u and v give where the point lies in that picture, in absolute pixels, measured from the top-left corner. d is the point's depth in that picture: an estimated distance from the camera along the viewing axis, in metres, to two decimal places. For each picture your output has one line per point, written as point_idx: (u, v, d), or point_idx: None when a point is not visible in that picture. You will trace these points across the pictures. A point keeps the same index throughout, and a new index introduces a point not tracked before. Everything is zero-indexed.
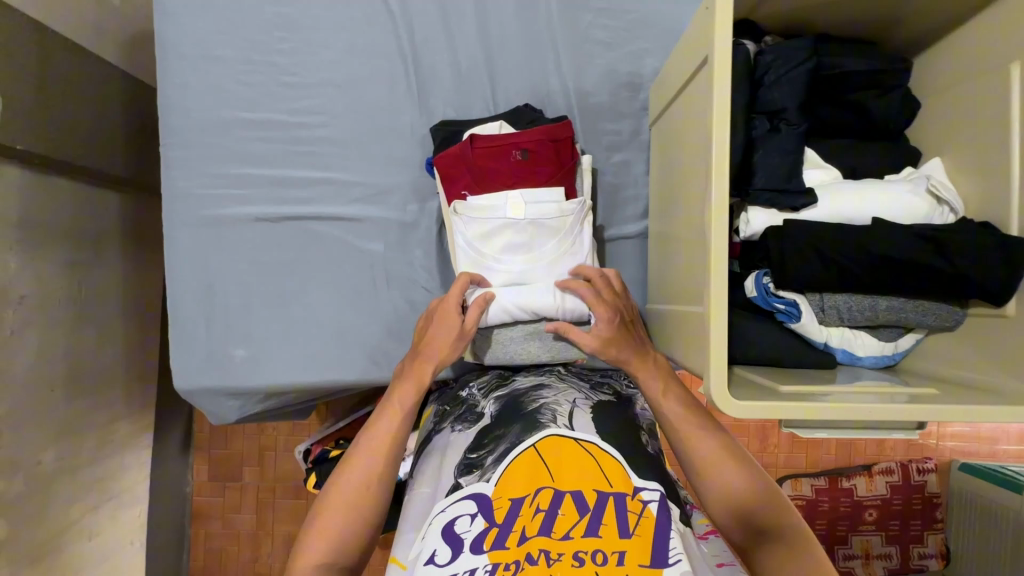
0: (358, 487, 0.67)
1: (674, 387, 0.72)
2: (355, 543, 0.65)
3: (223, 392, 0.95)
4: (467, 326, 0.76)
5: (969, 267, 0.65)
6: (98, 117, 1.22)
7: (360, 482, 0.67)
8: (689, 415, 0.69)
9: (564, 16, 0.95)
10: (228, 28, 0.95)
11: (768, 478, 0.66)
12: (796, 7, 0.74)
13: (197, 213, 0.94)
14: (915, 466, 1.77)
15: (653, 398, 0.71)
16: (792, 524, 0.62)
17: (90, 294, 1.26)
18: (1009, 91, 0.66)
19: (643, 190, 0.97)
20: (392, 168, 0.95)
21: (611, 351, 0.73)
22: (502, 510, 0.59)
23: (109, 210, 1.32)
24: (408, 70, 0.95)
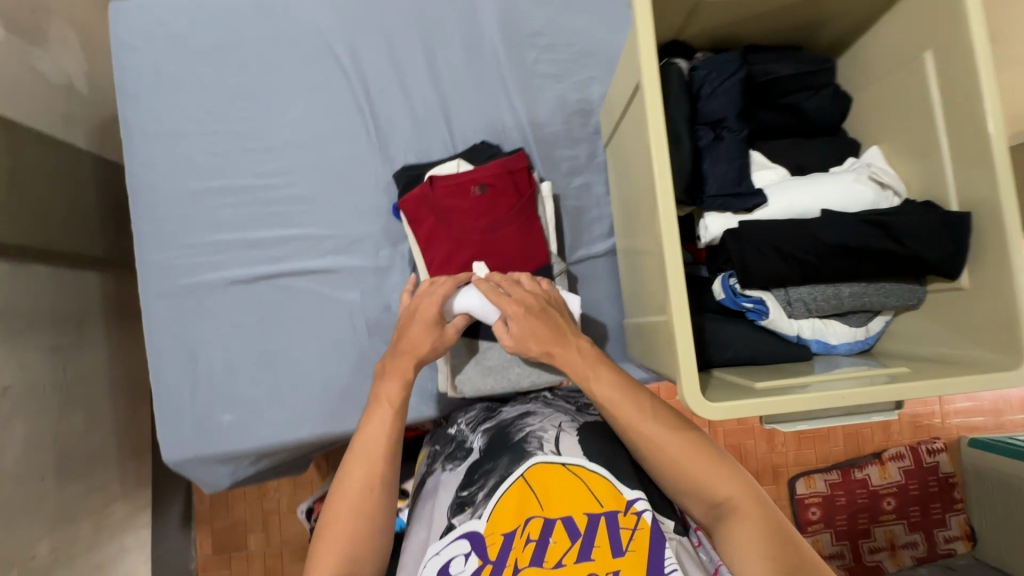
0: (364, 493, 0.66)
1: (602, 369, 0.69)
2: (368, 551, 0.64)
3: (213, 460, 0.94)
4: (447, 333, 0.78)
5: (919, 245, 0.67)
6: (73, 201, 1.25)
7: (365, 487, 0.66)
8: (624, 395, 0.67)
9: (511, 56, 1.00)
10: (189, 103, 0.98)
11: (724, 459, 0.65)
12: (720, 24, 0.78)
13: (173, 284, 0.95)
14: (925, 448, 1.75)
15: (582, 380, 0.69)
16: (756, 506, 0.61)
17: (75, 377, 1.26)
18: (926, 78, 0.70)
19: (607, 209, 0.99)
20: (361, 217, 0.98)
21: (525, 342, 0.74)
22: (495, 546, 0.59)
23: (89, 290, 1.33)
24: (367, 123, 0.99)
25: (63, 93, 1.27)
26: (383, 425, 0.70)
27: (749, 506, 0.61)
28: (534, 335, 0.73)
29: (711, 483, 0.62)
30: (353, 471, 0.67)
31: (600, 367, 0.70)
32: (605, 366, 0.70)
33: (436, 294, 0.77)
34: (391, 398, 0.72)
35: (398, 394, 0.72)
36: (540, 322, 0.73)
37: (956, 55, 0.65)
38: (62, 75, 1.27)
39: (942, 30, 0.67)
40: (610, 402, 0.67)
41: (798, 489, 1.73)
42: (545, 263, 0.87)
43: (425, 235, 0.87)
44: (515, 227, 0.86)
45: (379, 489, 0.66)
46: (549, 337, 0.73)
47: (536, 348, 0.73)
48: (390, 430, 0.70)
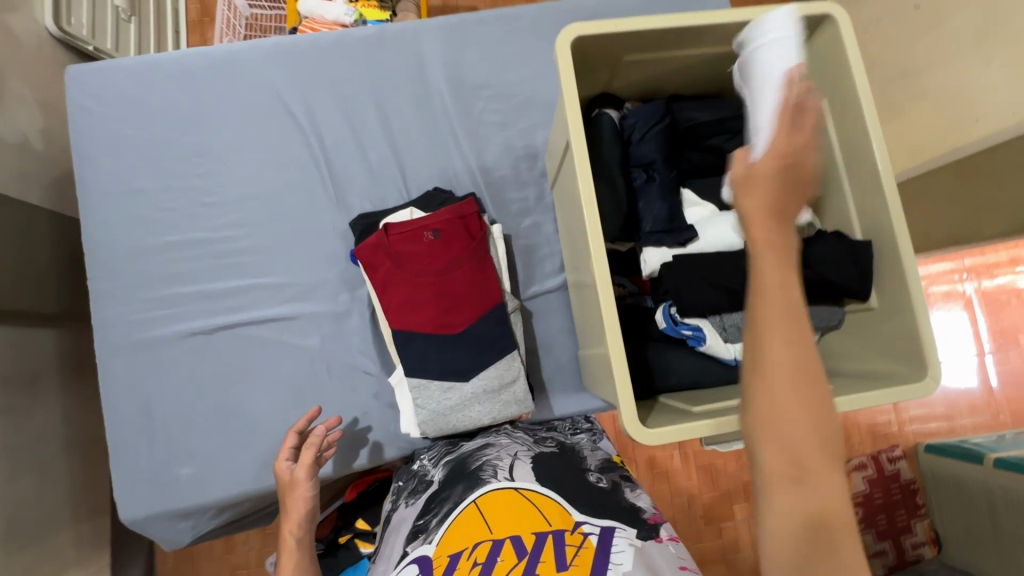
0: None
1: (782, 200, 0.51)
2: None
3: (172, 516, 0.92)
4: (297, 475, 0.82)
5: (829, 271, 0.73)
6: (27, 259, 1.24)
7: None
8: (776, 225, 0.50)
9: (459, 106, 1.06)
10: (145, 161, 1.01)
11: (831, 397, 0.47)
12: (644, 78, 0.86)
13: (129, 339, 0.96)
14: (885, 456, 1.82)
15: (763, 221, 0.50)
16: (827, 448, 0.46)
17: (28, 437, 1.22)
18: (824, 122, 0.78)
19: (557, 246, 1.04)
20: (319, 264, 1.00)
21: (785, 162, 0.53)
22: (441, 566, 0.61)
23: (44, 347, 1.31)
24: (322, 174, 1.03)
25: (17, 153, 1.27)
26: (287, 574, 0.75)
27: (799, 413, 0.45)
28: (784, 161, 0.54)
29: (785, 356, 0.46)
30: None
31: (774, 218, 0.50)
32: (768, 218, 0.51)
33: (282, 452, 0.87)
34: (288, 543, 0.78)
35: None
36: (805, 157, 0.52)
37: (847, 102, 0.73)
38: (17, 134, 1.28)
39: (833, 81, 0.75)
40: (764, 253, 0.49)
41: None
42: (498, 301, 0.90)
43: (381, 280, 0.90)
44: (467, 268, 0.89)
45: None
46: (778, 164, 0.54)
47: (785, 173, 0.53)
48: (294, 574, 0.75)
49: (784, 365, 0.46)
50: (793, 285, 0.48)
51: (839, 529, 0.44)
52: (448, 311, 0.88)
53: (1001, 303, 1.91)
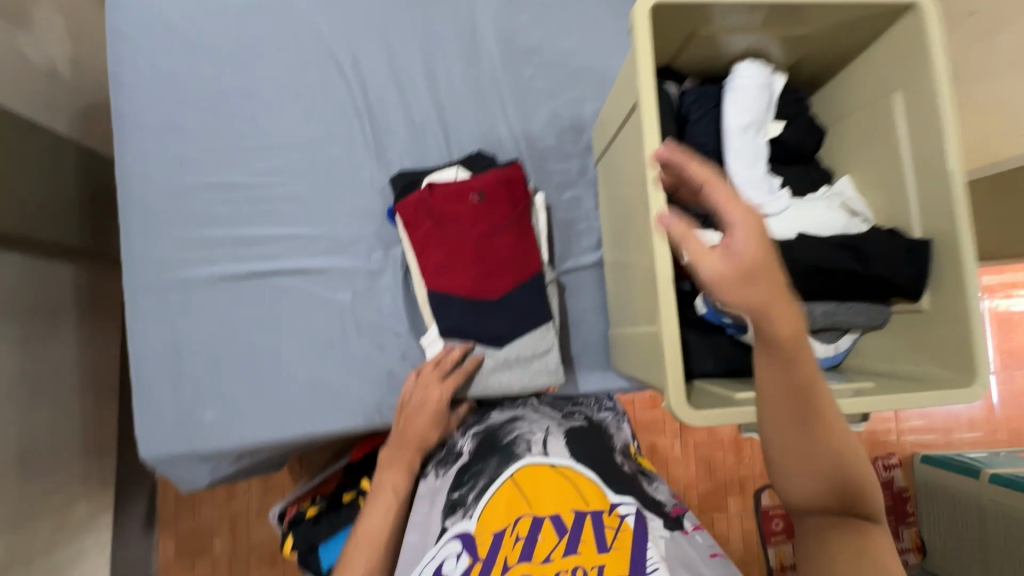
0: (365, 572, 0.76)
1: (772, 309, 0.54)
2: None
3: (193, 457, 0.92)
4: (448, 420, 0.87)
5: (884, 268, 0.72)
6: (51, 188, 1.21)
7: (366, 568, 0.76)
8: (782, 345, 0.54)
9: (509, 70, 1.03)
10: (185, 97, 0.98)
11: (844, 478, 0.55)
12: (711, 56, 0.83)
13: (160, 277, 0.94)
14: (880, 463, 1.84)
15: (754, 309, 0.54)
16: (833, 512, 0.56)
17: (43, 369, 1.21)
18: (894, 116, 0.76)
19: (595, 223, 1.03)
20: (356, 219, 0.99)
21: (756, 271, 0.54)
22: (485, 544, 0.61)
23: (62, 280, 1.29)
24: (364, 127, 1.00)
25: (46, 79, 1.24)
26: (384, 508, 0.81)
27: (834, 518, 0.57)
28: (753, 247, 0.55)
29: (812, 483, 0.55)
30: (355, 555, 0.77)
31: (775, 299, 0.54)
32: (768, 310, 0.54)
33: (445, 384, 0.85)
34: (391, 483, 0.83)
35: (402, 481, 0.83)
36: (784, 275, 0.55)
37: (922, 97, 0.71)
38: (45, 60, 1.24)
39: (909, 73, 0.73)
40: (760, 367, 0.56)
41: (762, 501, 1.70)
42: (537, 271, 0.90)
43: (421, 239, 0.88)
44: (509, 235, 0.88)
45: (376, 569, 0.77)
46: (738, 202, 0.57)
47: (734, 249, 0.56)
48: (388, 513, 0.81)
49: (811, 490, 0.56)
50: (813, 431, 0.55)
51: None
52: (487, 277, 0.87)
53: (1012, 323, 1.91)
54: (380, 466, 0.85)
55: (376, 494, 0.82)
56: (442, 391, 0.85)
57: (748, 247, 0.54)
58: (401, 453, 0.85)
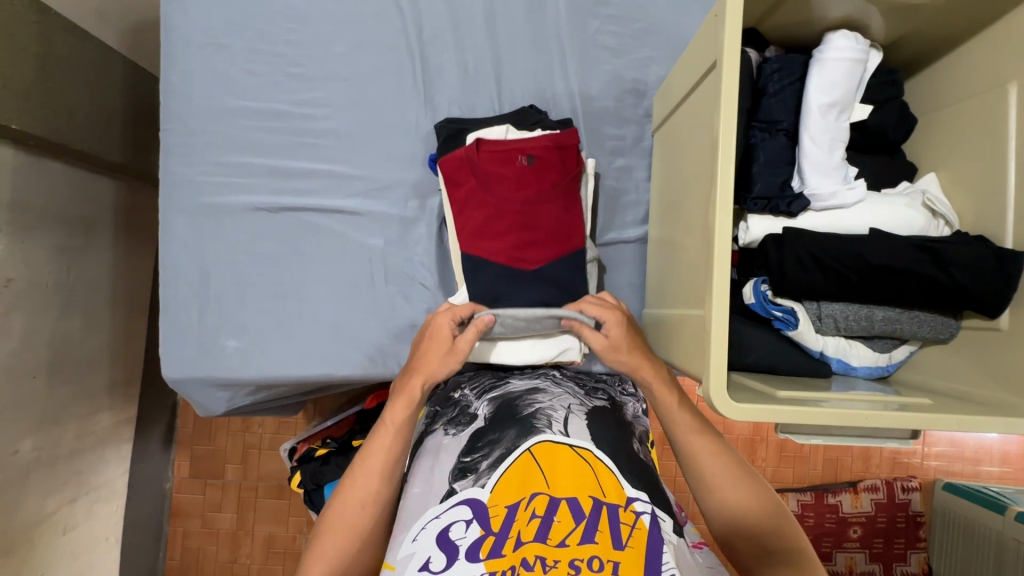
0: (358, 509, 0.69)
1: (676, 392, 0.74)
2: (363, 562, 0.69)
3: (211, 383, 0.93)
4: (459, 345, 0.77)
5: (965, 277, 0.66)
6: (97, 101, 1.21)
7: (360, 506, 0.69)
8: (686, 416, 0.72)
9: (573, 21, 0.96)
10: (236, 17, 0.95)
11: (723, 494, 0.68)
12: (802, 22, 0.75)
13: (194, 201, 0.93)
14: (899, 484, 1.73)
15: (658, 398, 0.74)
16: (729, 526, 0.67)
17: (78, 281, 1.24)
18: (1005, 107, 0.68)
19: (644, 196, 0.97)
20: (395, 163, 0.95)
21: (621, 355, 0.75)
22: (498, 517, 0.60)
23: (102, 195, 1.30)
24: (414, 67, 0.95)
25: None
26: (386, 446, 0.72)
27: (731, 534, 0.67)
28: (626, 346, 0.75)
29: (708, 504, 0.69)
30: (349, 491, 0.70)
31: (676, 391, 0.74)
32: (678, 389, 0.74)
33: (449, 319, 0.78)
34: (394, 420, 0.73)
35: (404, 415, 0.73)
36: (638, 339, 0.76)
37: None
38: None
39: None
40: (676, 424, 0.72)
41: None
42: (579, 245, 0.87)
43: (462, 197, 0.86)
44: (555, 204, 0.85)
45: (370, 509, 0.70)
46: (641, 352, 0.75)
47: (627, 356, 0.75)
48: (391, 451, 0.72)
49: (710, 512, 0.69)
50: (702, 463, 0.70)
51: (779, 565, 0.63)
52: (525, 246, 0.84)
53: None
54: (387, 397, 0.77)
55: (380, 428, 0.74)
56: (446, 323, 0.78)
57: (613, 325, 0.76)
58: (407, 383, 0.75)
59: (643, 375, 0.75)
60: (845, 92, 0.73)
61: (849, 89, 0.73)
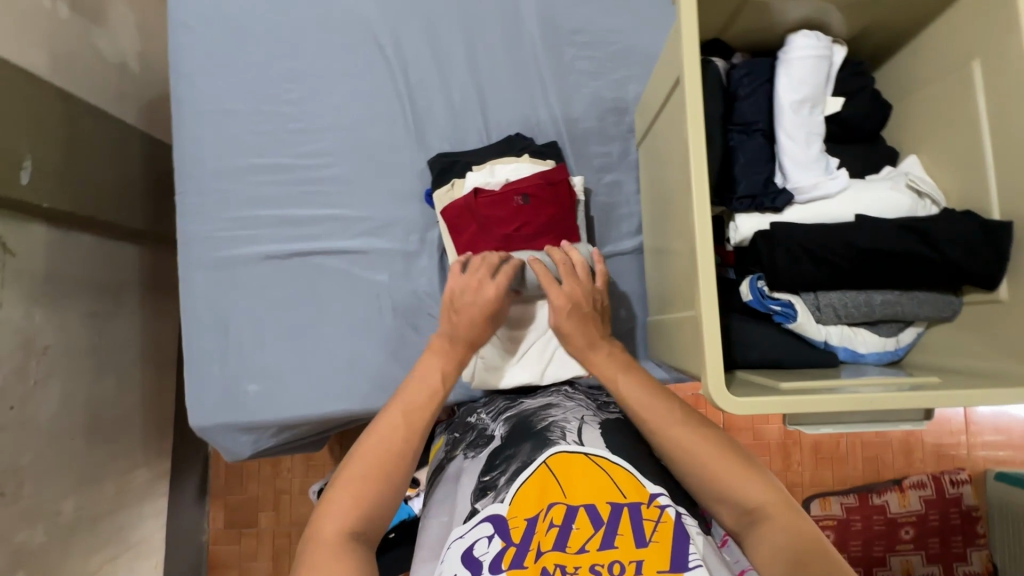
0: (394, 453, 0.66)
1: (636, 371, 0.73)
2: (384, 516, 0.64)
3: (237, 428, 0.96)
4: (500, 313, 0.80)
5: (956, 253, 0.66)
6: (120, 174, 1.30)
7: (395, 447, 0.66)
8: (653, 394, 0.70)
9: (550, 51, 1.01)
10: (238, 84, 1.02)
11: (703, 464, 0.64)
12: (764, 27, 0.78)
13: (211, 255, 0.99)
14: (947, 478, 1.65)
15: (609, 379, 0.73)
16: (719, 499, 0.63)
17: (109, 343, 1.30)
18: (972, 85, 0.70)
19: (637, 207, 1.00)
20: (395, 201, 1.00)
21: (569, 341, 0.78)
22: (519, 529, 0.60)
23: (128, 261, 1.38)
24: (405, 110, 1.01)
25: (118, 72, 1.32)
26: (426, 394, 0.71)
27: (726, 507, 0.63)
28: (573, 333, 0.77)
29: (694, 480, 0.65)
30: (385, 428, 0.67)
31: (632, 368, 0.74)
32: (637, 368, 0.74)
33: (499, 281, 0.79)
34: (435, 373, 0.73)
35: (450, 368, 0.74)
36: (584, 324, 0.77)
37: (1006, 64, 0.65)
38: (117, 54, 1.31)
39: (991, 39, 0.66)
40: (643, 406, 0.69)
41: (812, 511, 1.63)
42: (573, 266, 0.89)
43: (465, 243, 0.89)
44: (551, 239, 0.88)
45: (408, 452, 0.66)
46: (587, 334, 0.76)
47: (569, 345, 0.78)
48: (428, 399, 0.71)
49: (697, 489, 0.65)
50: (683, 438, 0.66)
51: (775, 526, 0.60)
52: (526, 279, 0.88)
53: None
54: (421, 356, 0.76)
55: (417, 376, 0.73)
56: (498, 287, 0.78)
57: (558, 300, 0.77)
58: (454, 348, 0.76)
59: (591, 364, 0.76)
60: (815, 86, 0.76)
61: (818, 84, 0.76)
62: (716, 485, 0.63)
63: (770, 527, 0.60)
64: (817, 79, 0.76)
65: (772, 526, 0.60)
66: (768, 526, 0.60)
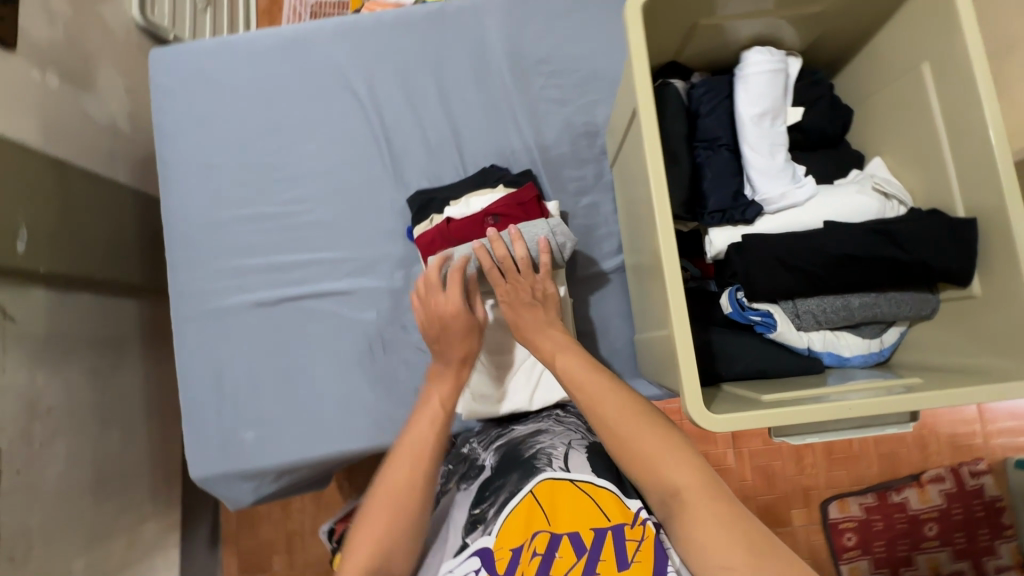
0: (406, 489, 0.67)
1: (570, 348, 0.75)
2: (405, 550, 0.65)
3: (237, 476, 0.97)
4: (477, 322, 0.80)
5: (926, 253, 0.67)
6: (115, 233, 1.33)
7: (408, 484, 0.68)
8: (583, 369, 0.71)
9: (518, 82, 1.04)
10: (219, 139, 1.06)
11: (623, 439, 0.63)
12: (718, 46, 0.81)
13: (202, 307, 1.01)
14: (966, 469, 1.61)
15: (547, 355, 0.76)
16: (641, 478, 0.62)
17: (113, 398, 1.32)
18: (923, 89, 0.71)
19: (615, 226, 1.01)
20: (378, 240, 1.02)
21: (514, 318, 0.81)
22: (504, 560, 0.62)
23: (128, 315, 1.41)
24: (382, 151, 1.04)
25: (108, 134, 1.36)
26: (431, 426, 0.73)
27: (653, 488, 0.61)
28: (523, 317, 0.80)
29: (623, 460, 0.64)
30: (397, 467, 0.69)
31: (568, 347, 0.75)
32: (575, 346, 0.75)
33: (453, 293, 0.79)
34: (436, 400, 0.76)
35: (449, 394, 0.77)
36: (528, 307, 0.81)
37: (952, 67, 0.66)
38: (107, 117, 1.36)
39: (934, 44, 0.68)
40: (575, 377, 0.70)
41: (830, 514, 1.59)
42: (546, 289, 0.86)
43: None
44: None
45: (420, 486, 0.68)
46: (532, 314, 0.80)
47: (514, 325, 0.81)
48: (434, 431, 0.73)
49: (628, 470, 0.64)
50: (608, 414, 0.65)
51: (697, 511, 0.58)
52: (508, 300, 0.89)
53: None
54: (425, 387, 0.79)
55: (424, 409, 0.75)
56: (455, 298, 0.79)
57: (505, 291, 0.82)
58: (447, 368, 0.79)
59: (532, 340, 0.79)
60: (773, 99, 0.77)
61: (777, 97, 0.78)
62: (637, 464, 0.62)
63: (689, 511, 0.58)
64: (774, 93, 0.77)
65: (698, 511, 0.58)
66: (693, 511, 0.58)
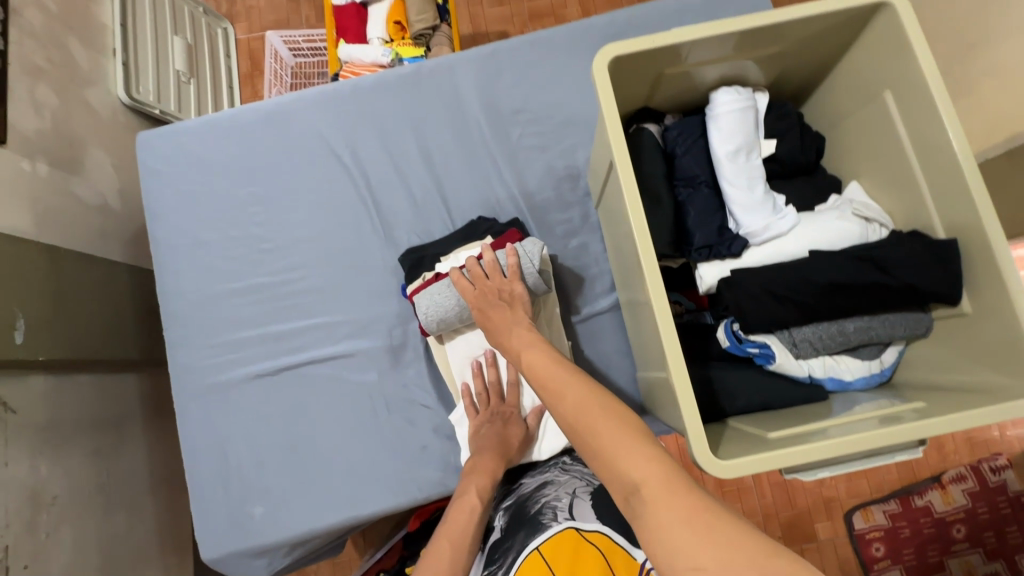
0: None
1: (538, 345, 0.71)
2: None
3: (248, 553, 0.95)
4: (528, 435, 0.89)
5: (911, 276, 0.68)
6: (111, 310, 1.34)
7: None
8: (550, 364, 0.66)
9: (497, 134, 1.06)
10: (209, 215, 1.08)
11: (581, 429, 0.58)
12: (686, 89, 0.83)
13: (203, 383, 1.01)
14: (986, 465, 1.56)
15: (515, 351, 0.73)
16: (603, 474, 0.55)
17: (117, 477, 1.30)
18: (889, 116, 0.73)
19: (606, 265, 1.02)
20: (373, 300, 1.03)
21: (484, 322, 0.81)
22: None
23: (129, 390, 1.40)
24: (369, 212, 1.06)
25: (99, 213, 1.38)
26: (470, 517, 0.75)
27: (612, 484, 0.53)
28: (493, 317, 0.80)
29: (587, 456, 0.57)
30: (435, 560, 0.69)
31: (536, 344, 0.72)
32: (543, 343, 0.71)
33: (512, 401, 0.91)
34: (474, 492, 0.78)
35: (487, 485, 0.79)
36: (499, 308, 0.81)
37: (913, 94, 0.68)
38: (97, 197, 1.38)
39: (893, 73, 0.71)
40: (537, 369, 0.67)
41: (856, 525, 1.55)
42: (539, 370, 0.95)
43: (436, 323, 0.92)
44: None
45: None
46: (498, 314, 0.80)
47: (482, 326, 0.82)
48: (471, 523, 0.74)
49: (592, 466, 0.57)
50: (571, 406, 0.60)
51: (651, 506, 0.48)
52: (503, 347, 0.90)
53: None
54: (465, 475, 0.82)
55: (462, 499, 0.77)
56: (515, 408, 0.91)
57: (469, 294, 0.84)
58: (482, 463, 0.83)
59: (500, 340, 0.78)
60: (745, 133, 0.79)
61: (749, 132, 0.79)
62: (596, 457, 0.55)
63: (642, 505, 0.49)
64: (746, 127, 0.79)
65: (653, 506, 0.48)
66: (646, 505, 0.49)
